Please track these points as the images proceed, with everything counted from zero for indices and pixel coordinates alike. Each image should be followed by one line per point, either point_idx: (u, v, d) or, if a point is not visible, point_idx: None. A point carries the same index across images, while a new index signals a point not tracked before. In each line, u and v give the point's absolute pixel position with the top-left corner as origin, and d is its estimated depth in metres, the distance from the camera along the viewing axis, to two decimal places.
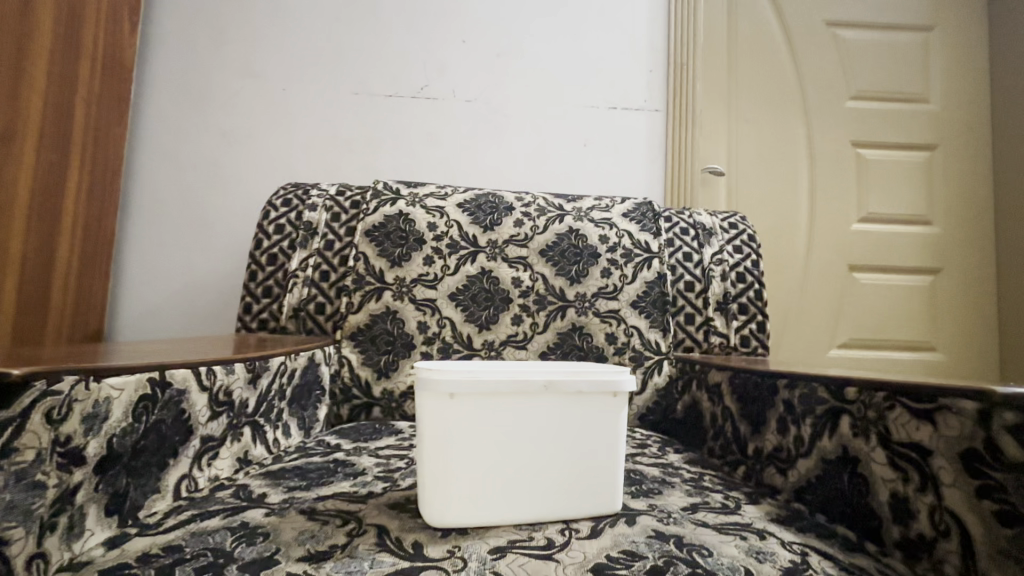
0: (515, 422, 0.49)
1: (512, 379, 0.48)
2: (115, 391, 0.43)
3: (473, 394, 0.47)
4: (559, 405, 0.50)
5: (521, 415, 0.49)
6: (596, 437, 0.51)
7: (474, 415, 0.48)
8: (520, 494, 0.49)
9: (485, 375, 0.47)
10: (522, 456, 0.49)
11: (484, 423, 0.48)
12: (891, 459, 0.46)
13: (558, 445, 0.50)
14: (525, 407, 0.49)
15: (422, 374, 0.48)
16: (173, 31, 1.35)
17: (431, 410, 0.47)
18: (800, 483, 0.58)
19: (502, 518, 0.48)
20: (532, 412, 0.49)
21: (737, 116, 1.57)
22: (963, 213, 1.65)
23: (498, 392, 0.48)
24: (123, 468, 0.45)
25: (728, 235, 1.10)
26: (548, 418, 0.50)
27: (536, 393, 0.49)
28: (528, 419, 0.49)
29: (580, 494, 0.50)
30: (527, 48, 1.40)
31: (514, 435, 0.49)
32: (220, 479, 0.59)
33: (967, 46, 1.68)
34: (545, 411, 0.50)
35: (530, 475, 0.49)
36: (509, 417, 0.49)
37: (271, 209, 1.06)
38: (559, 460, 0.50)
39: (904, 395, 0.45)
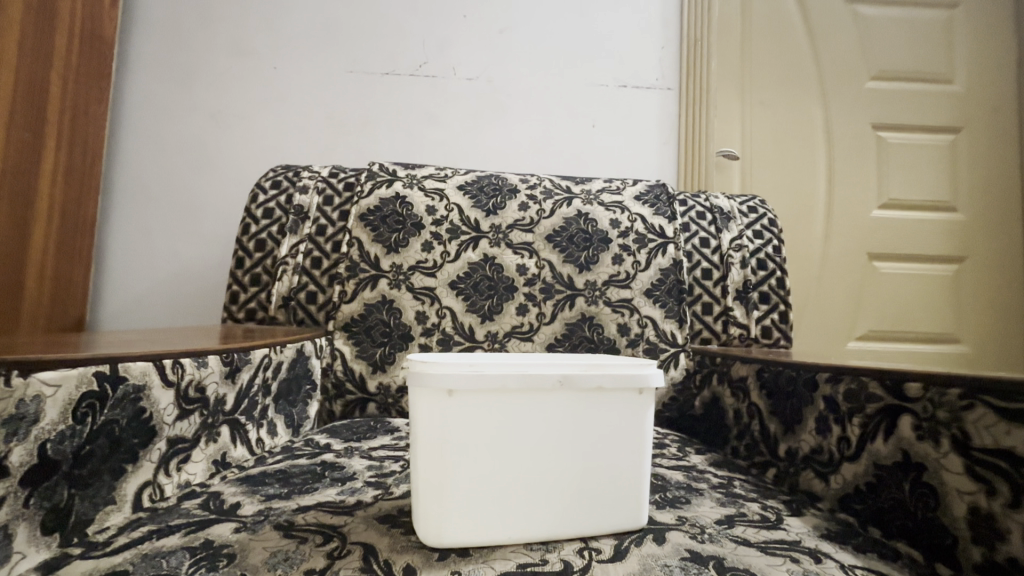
0: (522, 425, 0.42)
1: (520, 374, 0.41)
2: (48, 389, 0.36)
3: (474, 392, 0.40)
4: (574, 404, 0.43)
5: (530, 417, 0.42)
6: (616, 441, 0.44)
7: (474, 416, 0.41)
8: (527, 507, 0.42)
9: (490, 370, 0.40)
10: (530, 463, 0.42)
11: (486, 425, 0.41)
12: (969, 468, 0.39)
13: (572, 450, 0.43)
14: (533, 407, 0.42)
15: (414, 368, 0.41)
16: (158, 5, 1.27)
17: (425, 409, 0.40)
18: (845, 491, 0.52)
19: (508, 536, 0.42)
20: (541, 413, 0.42)
21: (752, 96, 1.49)
22: (990, 198, 1.56)
23: (504, 390, 0.41)
24: (64, 479, 0.38)
25: (748, 219, 1.02)
26: (560, 419, 0.43)
27: (548, 390, 0.42)
28: (537, 420, 0.42)
29: (597, 508, 0.44)
30: (532, 21, 1.32)
31: (522, 438, 0.42)
32: (192, 486, 0.53)
33: (996, 22, 1.59)
34: (557, 412, 0.43)
35: (539, 485, 0.42)
36: (515, 417, 0.42)
37: (259, 192, 0.99)
38: (574, 469, 0.43)
39: (989, 392, 0.39)
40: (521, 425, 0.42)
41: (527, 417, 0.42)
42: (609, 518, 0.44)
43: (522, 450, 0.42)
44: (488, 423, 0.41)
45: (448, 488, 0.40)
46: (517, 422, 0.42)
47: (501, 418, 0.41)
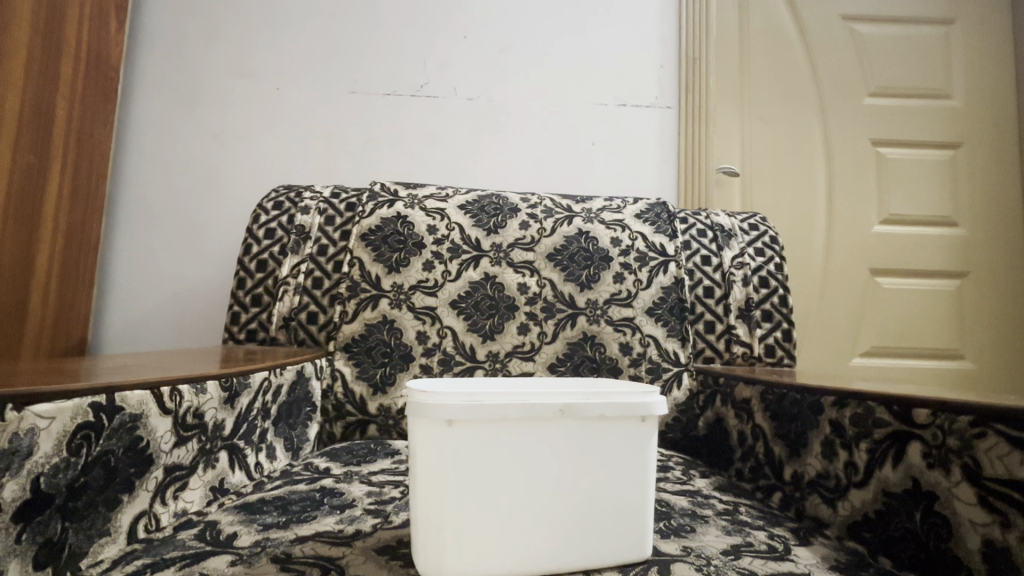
0: (523, 455, 0.41)
1: (520, 403, 0.41)
2: (43, 421, 0.36)
3: (473, 422, 0.40)
4: (576, 432, 0.43)
5: (531, 445, 0.41)
6: (618, 470, 0.44)
7: (474, 446, 0.40)
8: (527, 540, 0.41)
9: (491, 399, 0.40)
10: (531, 492, 0.41)
11: (488, 456, 0.40)
12: (982, 498, 0.39)
13: (573, 479, 0.42)
14: (535, 437, 0.42)
15: (413, 398, 0.40)
16: (163, 29, 1.30)
17: (425, 440, 0.40)
18: (853, 518, 0.51)
19: (509, 568, 0.41)
20: (543, 442, 0.42)
21: (751, 114, 1.50)
22: (991, 214, 1.56)
23: (505, 419, 0.41)
24: (57, 512, 0.38)
25: (749, 236, 1.02)
26: (562, 449, 0.42)
27: (549, 419, 0.42)
28: (538, 450, 0.42)
29: (601, 537, 0.43)
30: (531, 41, 1.34)
31: (522, 468, 0.41)
32: (188, 514, 0.52)
33: (991, 40, 1.60)
34: (559, 441, 0.42)
35: (540, 516, 0.41)
36: (516, 446, 0.41)
37: (261, 212, 0.99)
38: (576, 498, 0.42)
39: (999, 420, 0.38)
40: (523, 456, 0.41)
41: (528, 447, 0.41)
42: (612, 547, 0.43)
43: (523, 480, 0.41)
44: (488, 453, 0.40)
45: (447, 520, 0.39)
46: (518, 453, 0.41)
47: (501, 448, 0.41)
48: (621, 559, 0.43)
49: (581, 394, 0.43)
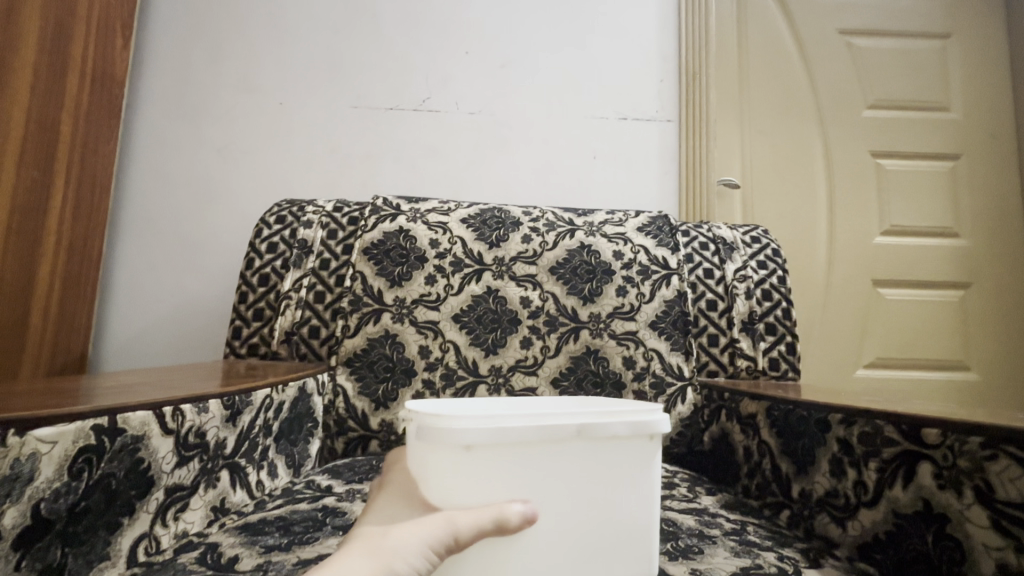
0: (537, 479, 0.40)
1: (538, 425, 0.40)
2: (45, 446, 0.35)
3: (490, 447, 0.39)
4: (590, 453, 0.42)
5: (545, 468, 0.40)
6: (629, 490, 0.43)
7: (489, 471, 0.39)
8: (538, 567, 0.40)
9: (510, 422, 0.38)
10: (543, 518, 0.40)
11: (503, 481, 0.39)
12: (995, 522, 0.38)
13: (587, 501, 0.42)
14: (549, 460, 0.40)
15: (427, 422, 0.39)
16: (168, 45, 1.31)
17: (440, 466, 0.38)
18: (864, 539, 0.50)
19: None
20: (558, 465, 0.41)
21: (751, 128, 1.51)
22: (993, 224, 1.56)
23: (522, 442, 0.39)
24: (58, 538, 0.37)
25: (751, 249, 1.02)
26: (574, 472, 0.41)
27: (564, 440, 0.41)
28: (552, 472, 0.40)
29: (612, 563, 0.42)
30: (532, 57, 1.35)
31: (536, 492, 0.40)
32: (189, 536, 0.52)
33: (987, 52, 1.62)
34: (571, 464, 0.41)
35: (551, 540, 0.40)
36: (531, 471, 0.40)
37: (263, 226, 0.99)
38: (587, 521, 0.41)
39: (1009, 441, 0.37)
40: (536, 480, 0.40)
41: (542, 471, 0.40)
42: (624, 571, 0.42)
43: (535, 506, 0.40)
44: (504, 478, 0.39)
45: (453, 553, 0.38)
46: (531, 477, 0.40)
47: (516, 473, 0.39)
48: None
49: (596, 412, 0.42)
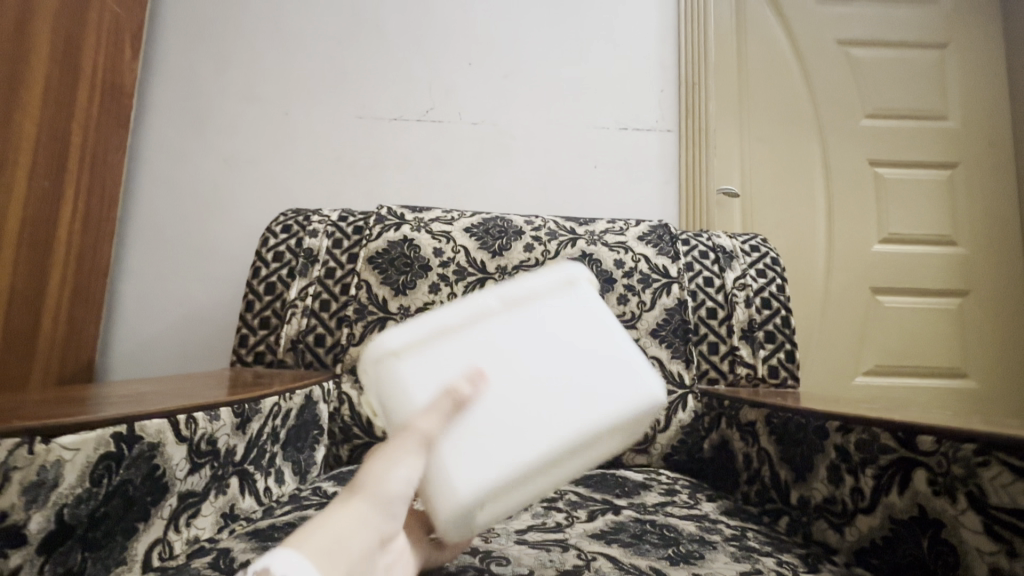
0: (482, 351, 0.45)
1: (459, 308, 0.46)
2: (68, 453, 0.37)
3: (422, 343, 0.44)
4: (518, 316, 0.48)
5: (486, 341, 0.46)
6: (568, 331, 0.49)
7: (429, 359, 0.44)
8: (522, 416, 0.43)
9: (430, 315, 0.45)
10: (525, 380, 0.45)
11: (450, 363, 0.44)
12: (988, 528, 0.39)
13: (554, 351, 0.47)
14: (486, 334, 0.46)
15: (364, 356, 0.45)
16: (177, 56, 1.33)
17: (390, 380, 0.44)
18: (862, 544, 0.51)
19: (543, 458, 0.42)
20: (496, 333, 0.46)
21: (750, 136, 1.53)
22: (989, 232, 1.58)
23: (451, 326, 0.45)
24: (78, 543, 0.38)
25: (750, 258, 1.03)
26: (513, 335, 0.47)
27: (490, 314, 0.47)
28: (494, 341, 0.46)
29: (604, 390, 0.46)
30: (533, 68, 1.37)
31: (486, 362, 0.45)
32: (200, 541, 0.53)
33: (982, 62, 1.64)
34: (507, 330, 0.47)
35: (523, 392, 0.44)
36: (474, 345, 0.45)
37: (270, 236, 1.00)
38: (564, 366, 0.46)
39: (1000, 448, 0.38)
40: (482, 352, 0.45)
41: (503, 345, 0.46)
42: (620, 391, 0.47)
43: (514, 375, 0.45)
44: (450, 360, 0.44)
45: (456, 446, 0.41)
46: (495, 353, 0.45)
47: (459, 351, 0.45)
48: (633, 409, 0.47)
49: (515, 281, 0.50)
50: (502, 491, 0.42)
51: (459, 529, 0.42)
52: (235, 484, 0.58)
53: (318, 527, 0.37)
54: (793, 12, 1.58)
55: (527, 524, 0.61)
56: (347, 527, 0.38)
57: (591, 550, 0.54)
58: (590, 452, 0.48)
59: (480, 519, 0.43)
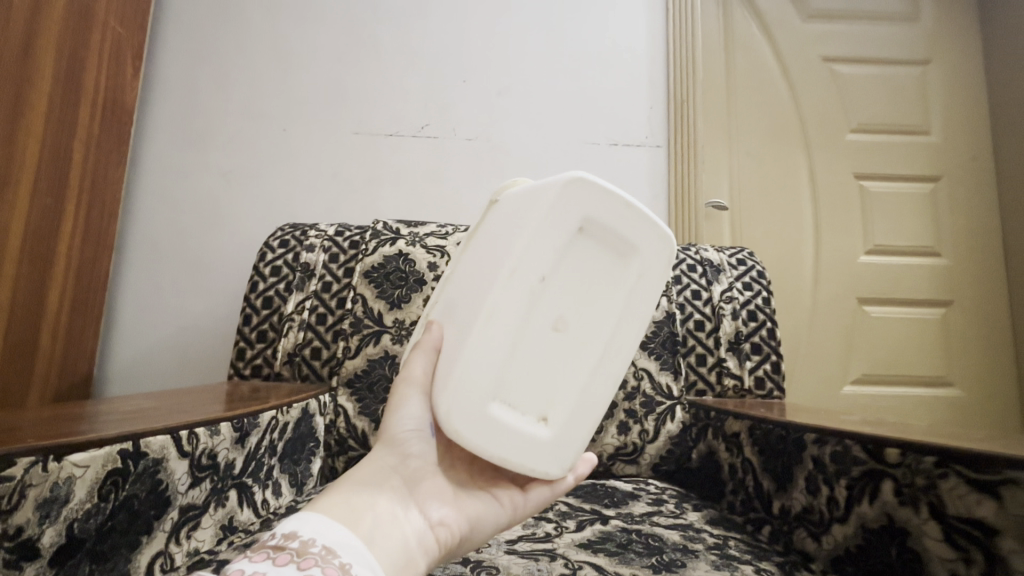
0: (448, 297, 0.51)
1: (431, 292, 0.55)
2: (79, 470, 0.39)
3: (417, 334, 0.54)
4: (468, 249, 0.52)
5: (450, 288, 0.51)
6: (499, 221, 0.50)
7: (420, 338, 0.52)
8: (471, 308, 0.45)
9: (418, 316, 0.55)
10: (471, 284, 0.48)
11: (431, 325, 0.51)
12: (947, 537, 0.42)
13: (487, 243, 0.49)
14: (449, 285, 0.52)
15: None
16: (177, 73, 1.36)
17: None
18: (837, 552, 0.54)
19: (490, 318, 0.43)
20: (455, 276, 0.52)
21: (738, 151, 1.57)
22: (971, 244, 1.62)
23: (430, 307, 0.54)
24: (86, 556, 0.40)
25: (737, 271, 1.06)
26: (465, 265, 0.51)
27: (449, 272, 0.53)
28: (455, 282, 0.51)
29: (522, 219, 0.45)
30: (526, 86, 1.41)
31: (452, 300, 0.50)
32: (200, 553, 0.55)
33: (963, 78, 1.68)
34: (462, 265, 0.52)
35: (473, 291, 0.46)
36: (444, 299, 0.52)
37: (267, 250, 1.02)
38: (494, 244, 0.48)
39: (958, 461, 0.41)
40: (449, 297, 0.51)
41: (455, 282, 0.51)
42: (537, 209, 0.44)
43: (461, 292, 0.48)
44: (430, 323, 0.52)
45: (437, 377, 0.45)
46: (452, 295, 0.50)
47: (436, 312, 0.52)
48: (555, 216, 0.44)
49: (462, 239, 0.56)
50: (488, 381, 0.43)
51: (494, 437, 0.43)
52: (234, 496, 0.60)
53: (345, 482, 0.43)
54: (779, 30, 1.62)
55: (518, 534, 0.63)
56: (370, 479, 0.43)
57: (578, 560, 0.56)
58: (573, 284, 0.46)
59: (505, 415, 0.44)
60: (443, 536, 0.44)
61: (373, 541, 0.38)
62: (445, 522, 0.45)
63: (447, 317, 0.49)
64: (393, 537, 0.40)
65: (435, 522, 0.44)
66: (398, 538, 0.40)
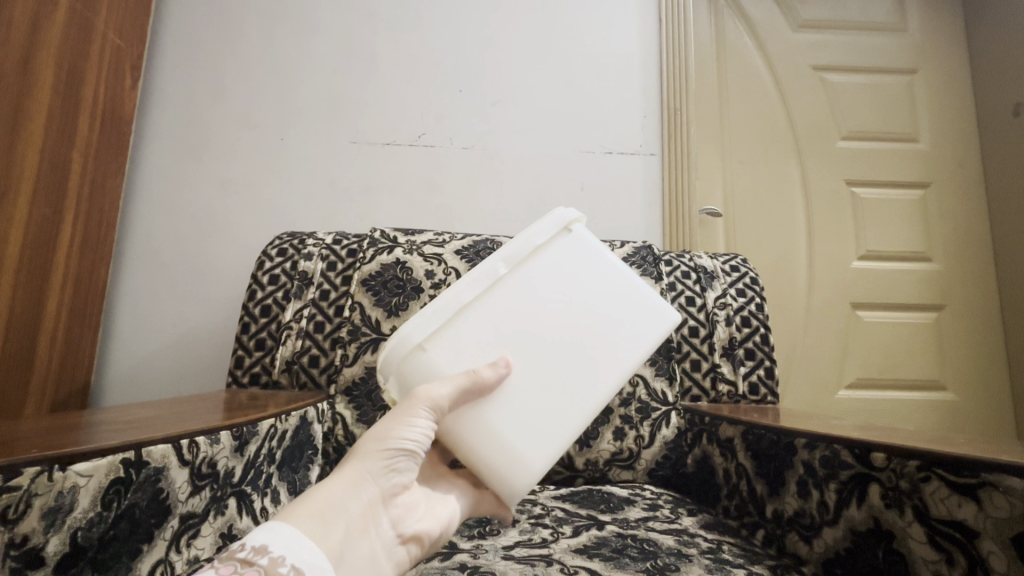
0: (504, 316, 0.52)
1: (468, 286, 0.52)
2: (83, 479, 0.39)
3: (444, 328, 0.51)
4: (528, 278, 0.54)
5: (506, 309, 0.53)
6: (578, 281, 0.55)
7: (455, 340, 0.51)
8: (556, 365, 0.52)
9: (444, 301, 0.51)
10: (547, 341, 0.52)
11: (478, 335, 0.51)
12: (931, 538, 0.43)
13: (566, 307, 0.54)
14: (503, 303, 0.53)
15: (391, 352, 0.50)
16: (174, 84, 1.37)
17: (419, 371, 0.50)
18: (827, 555, 0.55)
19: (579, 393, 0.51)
20: (512, 298, 0.53)
21: (731, 159, 1.59)
22: (961, 249, 1.64)
23: (468, 305, 0.52)
24: (88, 564, 0.41)
25: (730, 278, 1.07)
26: (527, 296, 0.54)
27: (501, 285, 0.53)
28: (511, 305, 0.53)
29: (615, 318, 0.55)
30: (521, 96, 1.43)
31: (512, 327, 0.52)
32: (200, 561, 0.55)
33: (950, 87, 1.71)
34: (522, 291, 0.54)
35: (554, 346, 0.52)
36: (494, 315, 0.52)
37: (265, 259, 1.03)
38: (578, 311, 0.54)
39: (938, 465, 0.42)
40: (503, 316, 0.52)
41: (519, 316, 0.53)
42: (639, 326, 0.55)
43: (535, 342, 0.52)
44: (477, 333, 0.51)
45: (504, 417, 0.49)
46: (508, 318, 0.52)
47: (484, 322, 0.52)
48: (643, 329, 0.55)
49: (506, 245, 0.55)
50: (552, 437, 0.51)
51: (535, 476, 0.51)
52: (232, 505, 0.61)
53: (323, 490, 0.42)
54: (770, 41, 1.65)
55: (514, 540, 0.64)
56: (352, 489, 0.43)
57: (574, 564, 0.57)
58: None
59: None
60: (412, 551, 0.47)
61: (340, 561, 0.39)
62: (416, 538, 0.47)
63: (511, 348, 0.51)
64: (361, 554, 0.41)
65: (407, 538, 0.47)
66: (365, 553, 0.42)
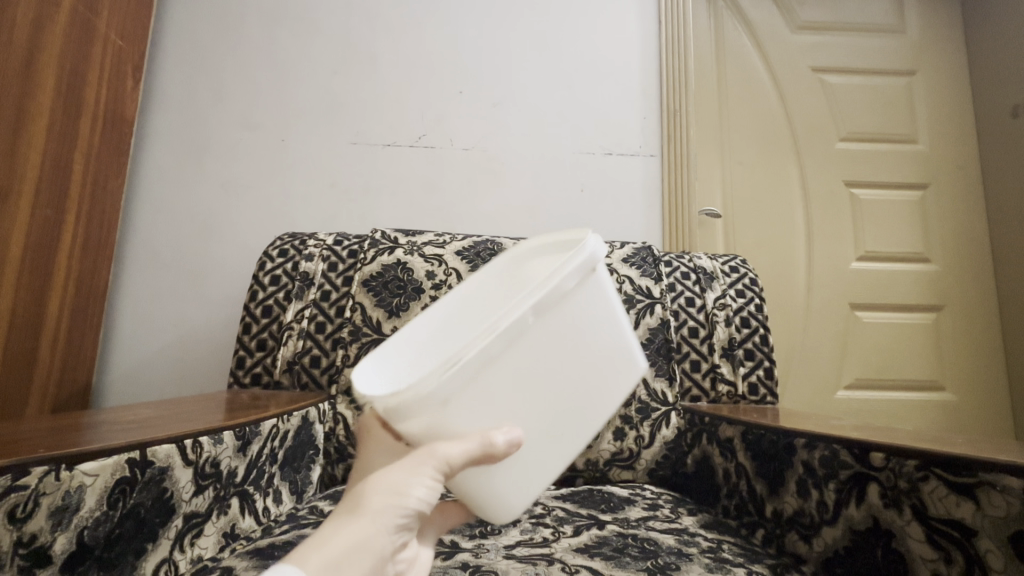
0: (527, 377, 0.41)
1: (495, 337, 0.38)
2: (89, 478, 0.40)
3: (462, 389, 0.38)
4: (558, 328, 0.42)
5: (531, 368, 0.41)
6: (605, 336, 0.46)
7: (471, 406, 0.39)
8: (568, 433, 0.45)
9: (465, 358, 0.37)
10: (564, 406, 0.44)
11: (498, 399, 0.40)
12: (929, 536, 0.43)
13: (589, 367, 0.45)
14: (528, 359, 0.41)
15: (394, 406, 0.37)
16: (175, 84, 1.38)
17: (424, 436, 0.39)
18: (826, 554, 0.55)
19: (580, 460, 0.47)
20: (538, 354, 0.41)
21: (730, 160, 1.60)
22: (959, 250, 1.64)
23: (491, 361, 0.39)
24: (94, 562, 0.41)
25: (729, 279, 1.08)
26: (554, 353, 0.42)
27: (530, 337, 0.41)
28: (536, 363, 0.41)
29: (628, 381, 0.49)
30: (522, 97, 1.43)
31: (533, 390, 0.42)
32: (203, 560, 0.56)
33: (948, 88, 1.72)
34: (549, 345, 0.42)
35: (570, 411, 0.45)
36: (517, 374, 0.40)
37: (267, 260, 1.04)
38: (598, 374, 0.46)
39: (936, 465, 0.43)
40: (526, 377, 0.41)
41: (544, 378, 0.42)
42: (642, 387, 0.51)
43: (548, 397, 0.43)
44: (497, 397, 0.40)
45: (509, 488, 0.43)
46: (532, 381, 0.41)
47: (505, 383, 0.40)
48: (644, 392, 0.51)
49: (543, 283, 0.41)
50: None
51: None
52: (235, 505, 0.61)
53: (316, 549, 0.35)
54: (769, 43, 1.66)
55: (516, 539, 0.64)
56: (353, 548, 0.36)
57: (575, 563, 0.57)
58: None
59: None
60: None
61: None
62: None
63: (528, 416, 0.42)
64: None
65: None
66: None
